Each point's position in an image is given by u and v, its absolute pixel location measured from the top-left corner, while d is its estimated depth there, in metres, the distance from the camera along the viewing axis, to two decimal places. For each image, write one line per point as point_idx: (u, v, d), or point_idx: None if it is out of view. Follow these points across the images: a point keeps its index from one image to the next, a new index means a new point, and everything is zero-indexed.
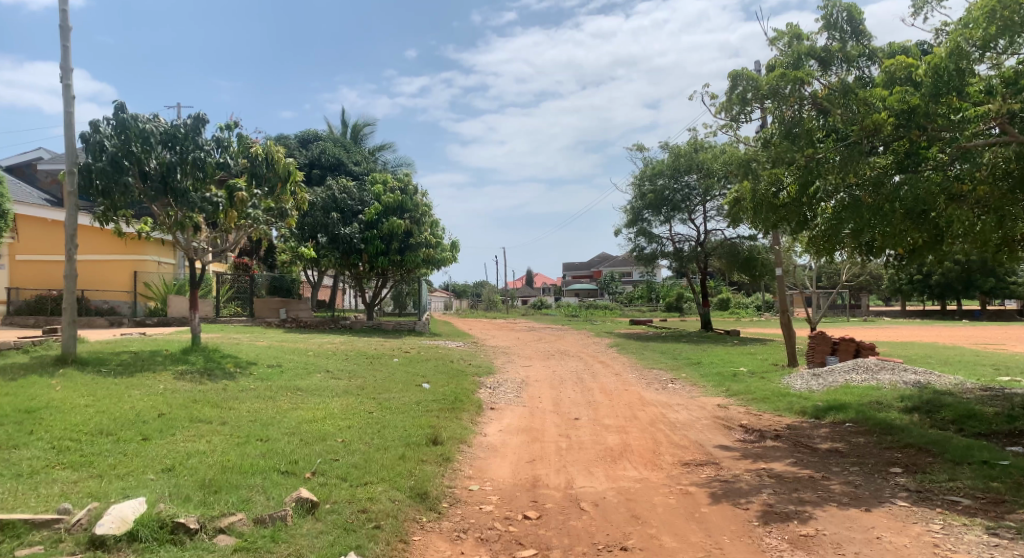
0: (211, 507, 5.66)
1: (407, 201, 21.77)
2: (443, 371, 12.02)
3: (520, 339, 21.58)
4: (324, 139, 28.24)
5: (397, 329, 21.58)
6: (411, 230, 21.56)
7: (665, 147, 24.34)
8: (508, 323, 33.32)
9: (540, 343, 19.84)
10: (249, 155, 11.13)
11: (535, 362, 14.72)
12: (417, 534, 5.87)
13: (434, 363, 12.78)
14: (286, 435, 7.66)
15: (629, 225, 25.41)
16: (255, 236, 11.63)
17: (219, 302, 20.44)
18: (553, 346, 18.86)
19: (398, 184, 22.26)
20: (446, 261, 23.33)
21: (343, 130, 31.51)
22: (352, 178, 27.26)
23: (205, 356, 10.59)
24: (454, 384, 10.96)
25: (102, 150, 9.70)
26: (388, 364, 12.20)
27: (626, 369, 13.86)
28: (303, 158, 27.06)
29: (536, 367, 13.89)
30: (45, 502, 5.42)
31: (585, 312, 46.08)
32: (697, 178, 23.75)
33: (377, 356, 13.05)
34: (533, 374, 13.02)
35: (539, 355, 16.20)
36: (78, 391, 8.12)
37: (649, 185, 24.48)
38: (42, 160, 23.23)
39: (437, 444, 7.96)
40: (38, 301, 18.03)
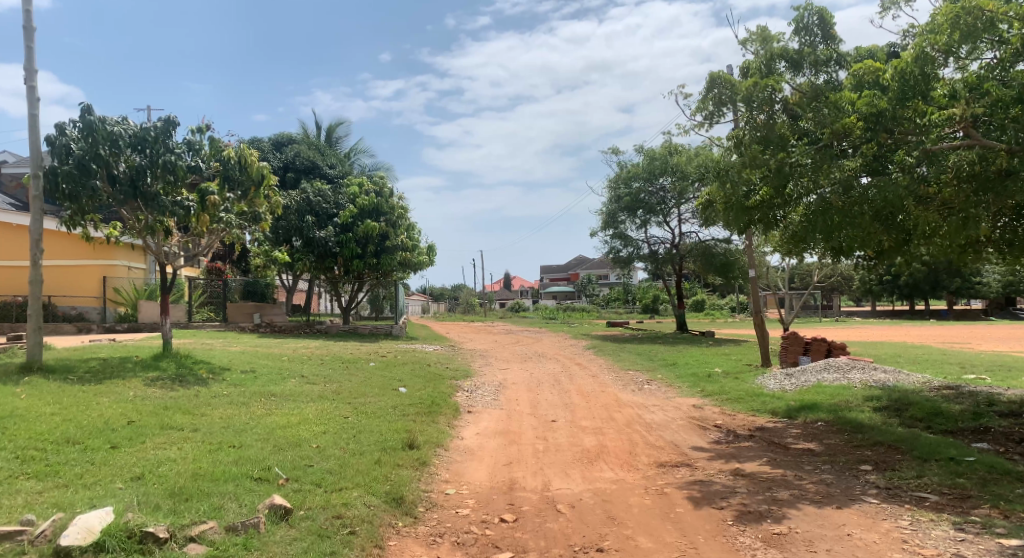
0: (182, 515, 5.60)
1: (382, 204, 21.69)
2: (420, 374, 11.98)
3: (497, 342, 21.55)
4: (299, 142, 28.00)
5: (374, 333, 21.51)
6: (387, 233, 21.48)
7: (639, 150, 24.52)
8: (485, 326, 33.29)
9: (517, 346, 19.83)
10: (222, 158, 10.96)
11: (511, 365, 14.69)
12: (392, 539, 5.85)
13: (410, 367, 12.71)
14: (259, 441, 7.56)
15: (606, 227, 25.51)
16: (228, 240, 11.51)
17: (192, 307, 20.17)
18: (530, 348, 18.84)
19: (374, 187, 22.18)
20: (423, 264, 23.20)
21: (318, 133, 31.23)
22: (327, 181, 27.09)
23: (177, 362, 10.41)
24: (430, 387, 10.91)
25: (69, 153, 9.48)
26: (364, 368, 12.11)
27: (603, 371, 13.91)
28: (277, 161, 26.87)
29: (513, 370, 13.89)
30: (8, 514, 5.32)
31: (564, 315, 46.21)
32: (671, 182, 23.93)
33: (353, 360, 12.97)
34: (511, 376, 13.00)
35: (516, 358, 16.19)
36: (43, 399, 7.92)
37: (624, 188, 24.61)
38: (7, 163, 22.72)
39: (413, 448, 7.90)
40: (3, 307, 17.64)
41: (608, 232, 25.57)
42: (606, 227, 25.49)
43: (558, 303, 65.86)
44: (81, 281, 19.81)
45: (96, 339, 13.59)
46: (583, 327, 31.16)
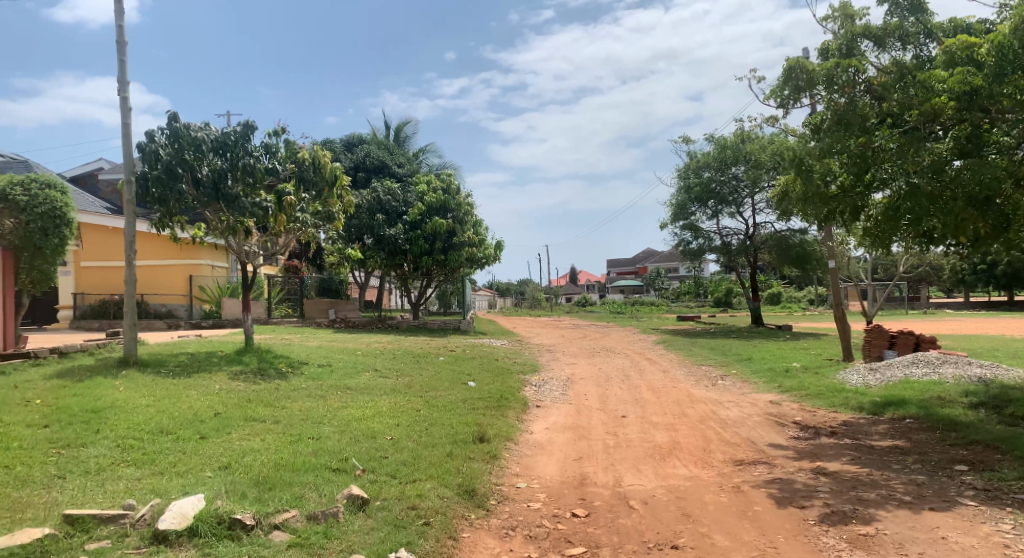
0: (266, 503, 5.88)
1: (449, 201, 21.94)
2: (488, 369, 12.09)
3: (564, 336, 21.50)
4: (369, 142, 28.68)
5: (443, 328, 21.82)
6: (454, 229, 21.74)
7: (709, 139, 23.90)
8: (551, 321, 33.28)
9: (585, 340, 19.74)
10: (297, 160, 11.31)
11: (580, 360, 14.61)
12: (466, 531, 5.95)
13: (479, 362, 12.83)
14: (336, 433, 7.80)
15: (676, 218, 25.02)
16: (304, 239, 11.87)
17: (271, 304, 20.97)
18: (598, 343, 18.69)
19: (440, 184, 22.47)
20: (490, 260, 23.34)
21: (386, 132, 31.89)
22: (396, 179, 27.68)
23: (258, 357, 10.87)
24: (500, 382, 10.98)
25: (158, 159, 10.05)
26: (434, 363, 12.30)
27: (674, 366, 13.67)
28: (348, 161, 27.61)
29: (582, 365, 13.80)
30: (111, 498, 5.74)
31: (632, 309, 45.63)
32: (744, 170, 23.22)
33: (423, 355, 13.19)
34: (579, 371, 12.94)
35: (585, 352, 16.09)
36: (138, 391, 8.41)
37: (694, 178, 24.04)
38: (102, 170, 24.06)
39: (484, 442, 7.96)
40: (102, 305, 18.90)
41: (677, 224, 25.06)
42: (676, 218, 24.94)
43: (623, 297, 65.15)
44: (170, 280, 21.00)
45: (186, 335, 14.34)
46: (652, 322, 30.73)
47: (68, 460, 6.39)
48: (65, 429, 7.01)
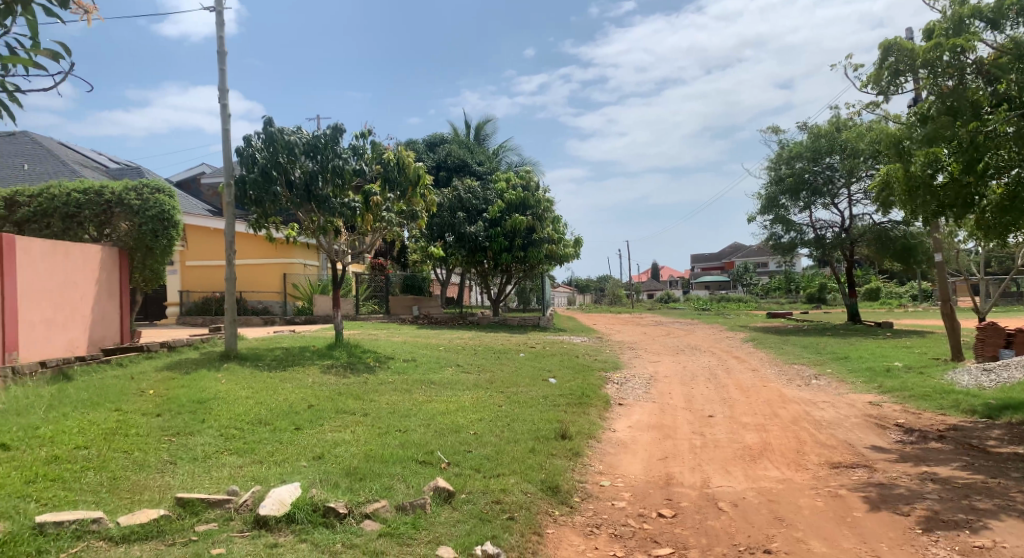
0: (357, 493, 6.09)
1: (528, 198, 21.97)
2: (569, 365, 12.08)
3: (647, 334, 21.18)
4: (450, 141, 29.19)
5: (523, 325, 21.94)
6: (533, 226, 21.75)
7: (802, 127, 22.94)
8: (633, 317, 32.86)
9: (668, 338, 19.37)
10: (383, 160, 11.42)
11: (663, 358, 14.35)
12: (550, 527, 5.97)
13: (559, 359, 12.80)
14: (422, 426, 8.00)
15: (765, 211, 24.17)
16: (389, 238, 12.18)
17: (359, 301, 21.70)
18: (683, 341, 18.29)
19: (520, 181, 22.58)
20: (569, 257, 23.28)
21: (467, 131, 32.36)
22: (476, 177, 28.04)
23: (348, 351, 11.28)
24: (580, 379, 10.93)
25: (254, 162, 10.54)
26: (514, 359, 12.38)
27: (764, 364, 13.20)
28: (430, 161, 28.19)
29: (666, 363, 13.55)
30: (217, 484, 6.09)
31: (717, 305, 44.39)
32: (839, 160, 22.14)
33: (503, 351, 13.28)
34: (663, 369, 12.72)
35: (668, 350, 15.80)
36: (239, 383, 8.89)
37: (786, 169, 23.23)
38: (204, 174, 25.45)
39: (566, 439, 7.94)
40: (205, 302, 20.17)
41: (768, 217, 24.21)
42: (767, 211, 24.13)
43: (704, 293, 63.51)
44: (265, 278, 22.07)
45: (281, 330, 15.07)
46: (740, 319, 29.76)
47: (177, 447, 6.82)
48: (175, 418, 7.50)
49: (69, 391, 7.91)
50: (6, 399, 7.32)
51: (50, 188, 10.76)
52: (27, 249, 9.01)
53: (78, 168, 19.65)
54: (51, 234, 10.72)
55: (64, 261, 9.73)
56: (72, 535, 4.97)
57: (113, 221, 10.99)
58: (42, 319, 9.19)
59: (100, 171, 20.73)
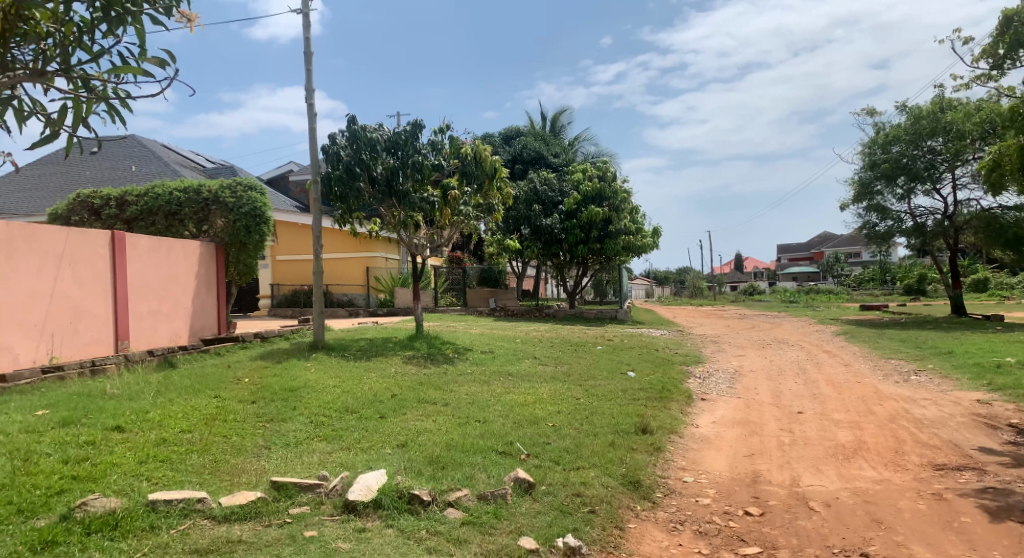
0: (440, 481, 6.21)
1: (606, 189, 21.74)
2: (649, 359, 11.92)
3: (731, 327, 20.61)
4: (526, 134, 29.33)
5: (600, 317, 21.80)
6: (611, 217, 21.52)
7: (900, 109, 21.69)
8: (715, 310, 32.02)
9: (753, 331, 18.79)
10: (460, 155, 11.64)
11: (748, 352, 13.94)
12: (633, 522, 5.91)
13: (638, 352, 12.64)
14: (501, 418, 8.07)
15: (858, 198, 23.08)
16: (466, 231, 12.34)
17: (438, 293, 22.20)
18: (769, 335, 17.69)
19: (597, 172, 22.39)
20: (648, 248, 22.90)
21: (543, 124, 32.43)
22: (552, 170, 28.01)
23: (428, 343, 11.52)
24: (660, 373, 10.76)
25: (339, 159, 10.83)
26: (591, 352, 12.31)
27: (858, 359, 12.60)
28: (506, 154, 28.37)
29: (751, 357, 13.15)
30: (308, 469, 6.36)
31: (804, 298, 42.66)
32: (942, 143, 20.77)
33: (581, 344, 13.23)
34: (748, 363, 12.34)
35: (754, 344, 15.33)
36: (327, 373, 9.23)
37: (882, 154, 22.07)
38: (292, 172, 26.58)
39: (647, 433, 7.83)
40: (294, 295, 21.14)
41: (861, 205, 23.11)
42: (860, 198, 23.01)
43: (787, 285, 61.19)
44: (348, 271, 22.74)
45: (364, 322, 15.55)
46: (829, 312, 28.46)
47: (272, 433, 7.16)
48: (268, 405, 7.87)
49: (173, 378, 8.44)
50: (119, 386, 7.87)
51: (154, 189, 11.37)
52: (135, 246, 9.72)
53: (178, 168, 20.91)
54: (156, 230, 11.28)
55: (167, 255, 10.41)
56: (179, 513, 5.28)
57: (210, 217, 11.56)
58: (148, 311, 9.93)
59: (197, 171, 21.99)
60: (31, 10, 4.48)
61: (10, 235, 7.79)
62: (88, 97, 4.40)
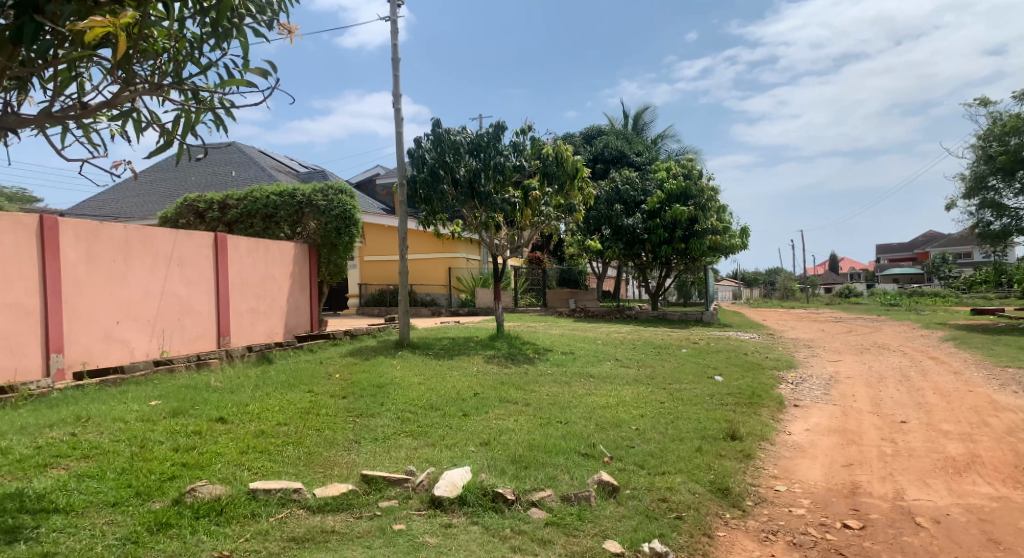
0: (523, 480, 6.23)
1: (691, 187, 21.23)
2: (737, 363, 11.56)
3: (825, 331, 19.69)
4: (607, 133, 29.17)
5: (684, 319, 21.33)
6: (696, 216, 21.01)
7: (1020, 97, 20.07)
8: (808, 313, 30.59)
9: (850, 335, 17.91)
10: (542, 156, 11.65)
11: (845, 357, 13.28)
12: (722, 530, 5.74)
13: (725, 355, 12.28)
14: (584, 419, 8.02)
15: (969, 193, 21.63)
16: (547, 232, 12.31)
17: (518, 294, 22.28)
18: (868, 339, 16.78)
19: (682, 170, 21.91)
20: (736, 248, 22.18)
21: (625, 122, 32.16)
22: (635, 169, 27.67)
23: (509, 343, 11.61)
24: (750, 377, 10.43)
25: (424, 162, 11.17)
26: (676, 355, 12.07)
27: (970, 367, 11.75)
28: (587, 153, 28.28)
29: (848, 363, 12.53)
30: (396, 463, 6.53)
31: (906, 300, 40.22)
32: None
33: (664, 346, 12.99)
34: (845, 369, 11.76)
35: (851, 349, 14.60)
36: (411, 370, 9.46)
37: (998, 146, 20.51)
38: (378, 175, 27.45)
39: (736, 440, 7.59)
40: (381, 294, 21.94)
41: (973, 201, 21.62)
42: (972, 193, 21.49)
43: (883, 286, 57.89)
44: (432, 272, 23.30)
45: (446, 321, 15.85)
46: (935, 316, 26.63)
47: (361, 428, 7.40)
48: (358, 400, 8.15)
49: (270, 372, 8.88)
50: (222, 379, 8.35)
51: (252, 192, 12.04)
52: (235, 247, 10.30)
53: (274, 172, 21.99)
54: (254, 232, 12.02)
55: (263, 256, 10.96)
56: (278, 501, 5.52)
57: (303, 220, 12.08)
58: (247, 308, 10.55)
59: (291, 175, 23.10)
60: (149, 29, 5.05)
61: (128, 238, 8.43)
62: (197, 106, 4.90)
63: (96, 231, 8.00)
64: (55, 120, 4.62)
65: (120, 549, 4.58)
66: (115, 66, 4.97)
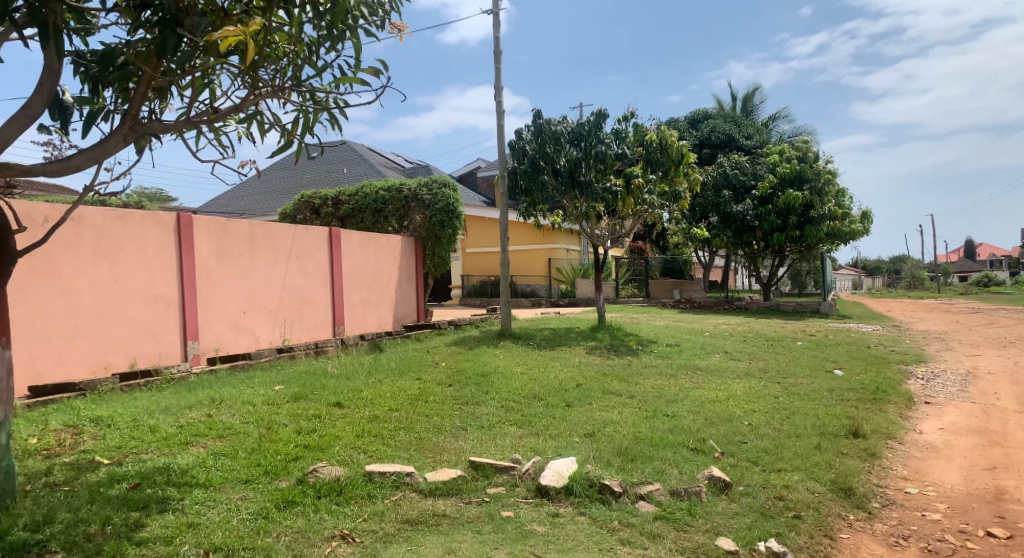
0: (630, 473, 6.15)
1: (806, 170, 20.14)
2: (859, 356, 10.88)
3: (961, 323, 18.08)
4: (714, 117, 28.22)
5: (799, 310, 20.35)
6: (812, 202, 19.94)
7: None
8: (939, 303, 28.92)
9: (992, 328, 16.38)
10: (645, 142, 11.36)
11: (986, 351, 12.16)
12: (845, 532, 5.42)
13: (845, 349, 11.59)
14: (691, 413, 7.81)
15: None
16: (650, 220, 12.04)
17: (619, 285, 22.67)
18: (1013, 332, 15.28)
19: (796, 153, 20.83)
20: (857, 234, 20.83)
21: (734, 104, 30.99)
22: (744, 152, 26.62)
23: (611, 334, 11.50)
24: (873, 372, 9.78)
25: (525, 154, 11.29)
26: (791, 347, 11.51)
27: None
28: (693, 138, 27.51)
29: (989, 358, 11.47)
30: (501, 451, 6.61)
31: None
32: None
33: (778, 339, 12.41)
34: (986, 365, 10.77)
35: (993, 342, 13.35)
36: (514, 360, 9.56)
37: None
38: (480, 168, 27.95)
39: (859, 437, 7.14)
40: (482, 285, 22.31)
41: None
42: None
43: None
44: (533, 263, 23.70)
45: (547, 312, 15.94)
46: None
47: (466, 415, 7.55)
48: (463, 389, 8.33)
49: (381, 360, 9.25)
50: (338, 366, 8.78)
51: (363, 188, 12.66)
52: (347, 241, 10.77)
53: (381, 168, 22.88)
54: (365, 226, 12.60)
55: (373, 249, 11.40)
56: (392, 484, 5.72)
57: (410, 214, 12.44)
58: (359, 299, 11.04)
59: (397, 170, 23.94)
60: (273, 36, 5.33)
61: (253, 234, 9.01)
62: (314, 106, 5.15)
63: (224, 227, 8.60)
64: (192, 126, 4.97)
65: (253, 522, 4.88)
66: (245, 72, 5.30)
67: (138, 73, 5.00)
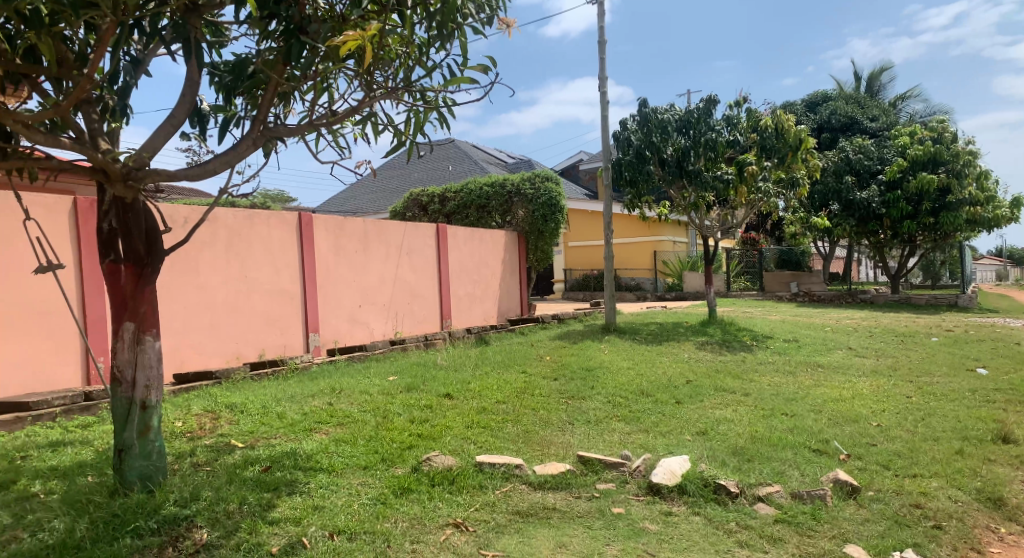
0: (747, 474, 5.89)
1: (941, 152, 18.62)
2: (1006, 354, 9.90)
3: None
4: (835, 99, 26.62)
5: (934, 303, 18.88)
6: (949, 186, 18.39)
7: None
8: None
9: None
10: (759, 128, 10.84)
11: None
12: (996, 546, 4.94)
13: (988, 346, 10.59)
14: (813, 413, 7.40)
15: None
16: (765, 210, 11.56)
17: (729, 277, 21.73)
18: None
19: (929, 134, 19.30)
20: (1001, 220, 19.01)
21: (857, 84, 29.10)
22: (868, 135, 24.94)
23: (722, 329, 11.12)
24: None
25: (630, 144, 11.14)
26: (926, 344, 10.65)
27: None
28: (811, 122, 26.11)
29: None
30: (609, 447, 6.53)
31: None
32: None
33: (910, 334, 11.51)
34: None
35: None
36: (620, 355, 9.44)
37: None
38: (581, 161, 27.81)
39: (1009, 443, 6.50)
40: (585, 279, 22.25)
41: None
42: None
43: None
44: (637, 256, 23.20)
45: (651, 306, 15.65)
46: None
47: (573, 410, 7.52)
48: (569, 383, 8.31)
49: (486, 353, 9.39)
50: (446, 358, 8.99)
51: (468, 185, 12.90)
52: (453, 237, 11.02)
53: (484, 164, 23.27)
54: (470, 222, 12.87)
55: (478, 244, 11.61)
56: (502, 476, 5.78)
57: (512, 209, 12.55)
58: (465, 294, 11.28)
59: (500, 166, 24.25)
60: (387, 38, 5.44)
61: (367, 231, 9.38)
62: (424, 105, 5.28)
63: (341, 225, 9.01)
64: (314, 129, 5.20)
65: (372, 507, 5.05)
66: (361, 75, 5.46)
67: (267, 80, 5.26)
